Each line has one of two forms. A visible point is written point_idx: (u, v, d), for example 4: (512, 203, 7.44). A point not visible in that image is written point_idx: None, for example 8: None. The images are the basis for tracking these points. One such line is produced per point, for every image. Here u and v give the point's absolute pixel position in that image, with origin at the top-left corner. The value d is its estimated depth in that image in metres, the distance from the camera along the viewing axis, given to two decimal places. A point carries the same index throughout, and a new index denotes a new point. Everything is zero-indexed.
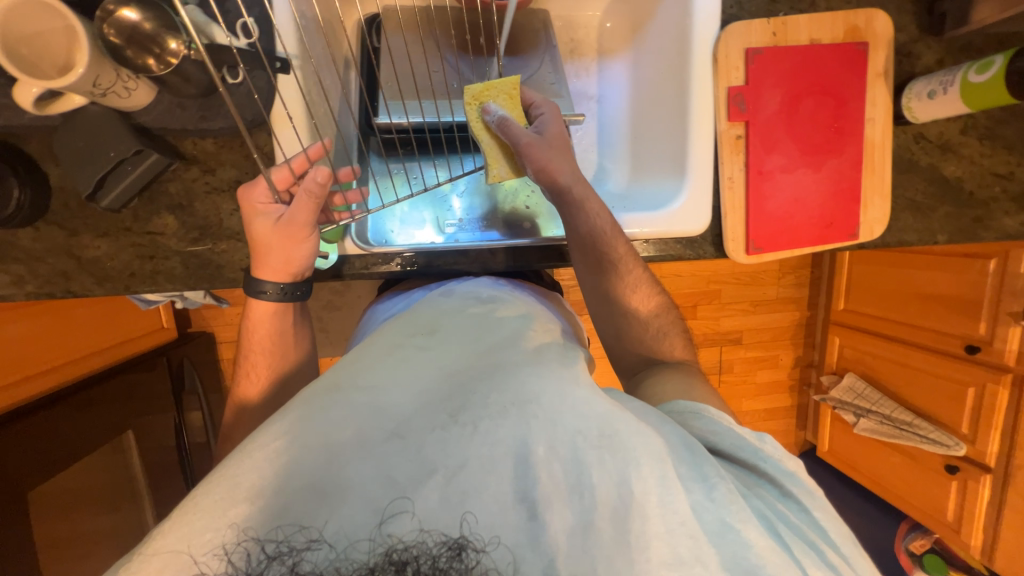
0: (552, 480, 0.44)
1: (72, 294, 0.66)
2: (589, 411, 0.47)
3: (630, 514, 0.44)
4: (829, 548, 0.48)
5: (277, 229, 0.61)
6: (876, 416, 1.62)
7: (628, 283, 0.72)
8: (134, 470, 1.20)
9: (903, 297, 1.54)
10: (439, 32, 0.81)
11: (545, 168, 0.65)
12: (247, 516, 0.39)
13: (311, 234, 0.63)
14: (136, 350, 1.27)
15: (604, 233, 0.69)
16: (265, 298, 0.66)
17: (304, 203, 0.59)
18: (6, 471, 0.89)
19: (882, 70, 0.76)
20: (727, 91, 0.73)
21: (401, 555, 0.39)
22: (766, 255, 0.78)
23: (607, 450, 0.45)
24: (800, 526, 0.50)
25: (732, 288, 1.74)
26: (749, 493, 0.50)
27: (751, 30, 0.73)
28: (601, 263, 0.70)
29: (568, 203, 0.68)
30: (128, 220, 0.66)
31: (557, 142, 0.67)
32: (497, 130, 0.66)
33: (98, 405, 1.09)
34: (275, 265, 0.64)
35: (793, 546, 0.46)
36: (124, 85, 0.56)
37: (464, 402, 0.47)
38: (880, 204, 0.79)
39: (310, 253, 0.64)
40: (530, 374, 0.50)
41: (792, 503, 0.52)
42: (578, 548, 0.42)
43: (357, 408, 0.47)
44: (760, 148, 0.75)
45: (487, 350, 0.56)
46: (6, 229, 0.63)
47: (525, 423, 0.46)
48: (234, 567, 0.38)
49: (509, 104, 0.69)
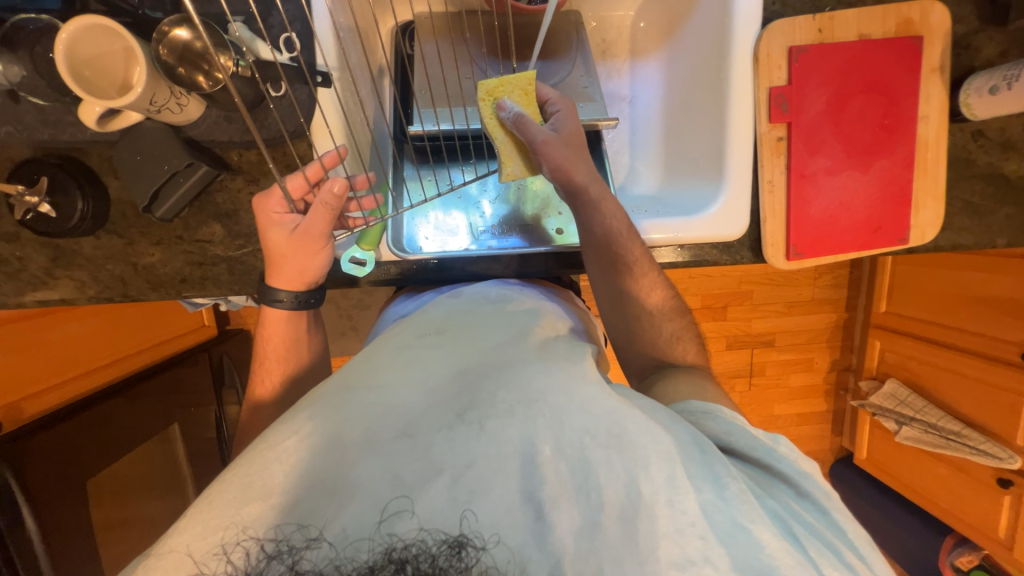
0: (558, 480, 0.44)
1: (129, 298, 0.70)
2: (595, 408, 0.48)
3: (638, 514, 0.43)
4: (846, 549, 0.47)
5: (292, 238, 0.63)
6: (919, 425, 1.54)
7: (643, 285, 0.71)
8: (179, 458, 1.27)
9: (951, 300, 1.46)
10: (470, 38, 0.82)
11: (561, 167, 0.65)
12: (253, 517, 0.41)
13: (326, 244, 0.64)
14: (180, 347, 1.33)
15: (620, 235, 0.68)
16: (276, 302, 0.68)
17: (321, 213, 0.61)
18: (64, 459, 0.95)
19: (938, 64, 0.72)
20: (769, 92, 0.71)
21: (400, 554, 0.39)
22: (807, 261, 0.75)
23: (615, 449, 0.45)
24: (817, 526, 0.48)
25: (764, 288, 1.69)
26: (763, 493, 0.49)
27: (796, 26, 0.70)
28: (615, 264, 0.69)
29: (584, 205, 0.68)
30: (180, 228, 0.69)
31: (571, 139, 0.67)
32: (512, 128, 0.65)
33: (146, 397, 1.15)
34: (291, 274, 0.66)
35: (809, 543, 0.46)
36: (177, 102, 0.59)
37: (471, 402, 0.48)
38: (933, 207, 0.75)
39: (326, 262, 0.66)
40: (537, 373, 0.52)
41: (808, 500, 0.51)
42: (586, 548, 0.43)
43: (365, 406, 0.48)
44: (803, 151, 0.72)
45: (494, 348, 0.57)
46: (70, 238, 0.68)
47: (532, 422, 0.46)
48: (234, 566, 0.38)
49: (524, 101, 0.68)
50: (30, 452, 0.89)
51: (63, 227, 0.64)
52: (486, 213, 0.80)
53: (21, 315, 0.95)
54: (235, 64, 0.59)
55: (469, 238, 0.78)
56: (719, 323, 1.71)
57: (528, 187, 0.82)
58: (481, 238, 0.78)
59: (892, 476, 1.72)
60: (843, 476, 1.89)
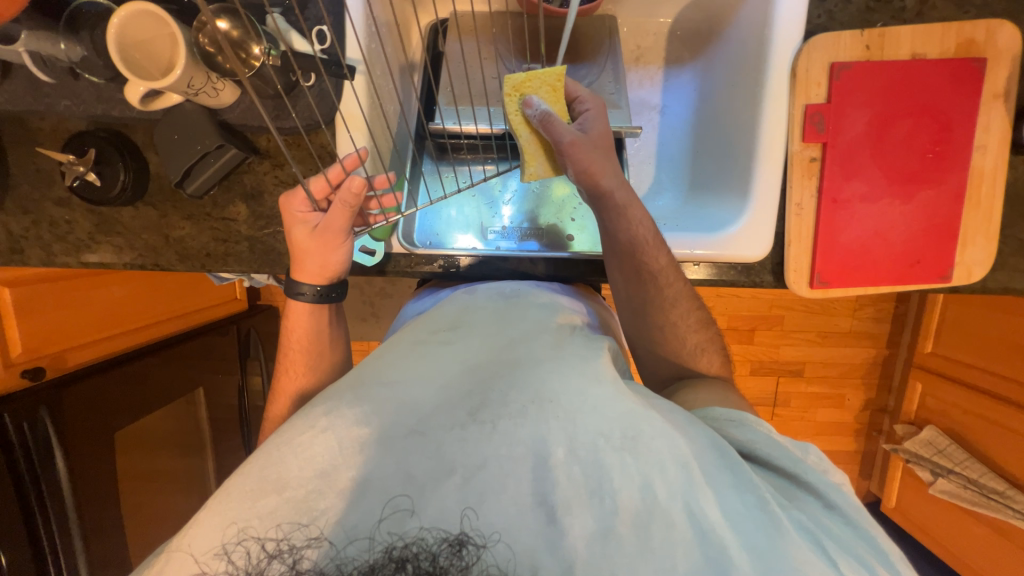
0: (571, 482, 0.42)
1: (159, 267, 0.75)
2: (610, 410, 0.46)
3: (653, 519, 0.41)
4: (879, 564, 0.44)
5: (314, 235, 0.65)
6: (957, 479, 1.41)
7: (667, 298, 0.68)
8: (201, 419, 1.34)
9: (1010, 347, 1.32)
10: (503, 38, 0.81)
11: (587, 171, 0.64)
12: (252, 515, 0.40)
13: (345, 240, 0.66)
14: (212, 316, 1.41)
15: (645, 243, 0.66)
16: (301, 296, 0.70)
17: (340, 210, 0.62)
18: (100, 411, 1.03)
19: (1003, 90, 0.66)
20: (805, 109, 0.67)
21: (401, 553, 0.39)
22: (833, 291, 0.71)
23: (629, 452, 0.43)
24: (846, 540, 0.45)
25: (797, 315, 1.61)
26: (789, 504, 0.46)
27: (840, 42, 0.66)
28: (639, 273, 0.67)
29: (609, 209, 0.66)
30: (209, 205, 0.73)
31: (600, 141, 0.66)
32: (538, 126, 0.64)
33: (178, 361, 1.22)
34: (313, 269, 0.68)
35: (838, 554, 0.43)
36: (213, 86, 0.62)
37: (484, 401, 0.47)
38: (984, 244, 0.69)
39: (345, 257, 0.68)
40: (550, 371, 0.50)
41: (841, 514, 0.48)
42: (599, 554, 0.40)
43: (382, 403, 0.47)
44: (837, 174, 0.68)
45: (509, 346, 0.56)
46: (112, 206, 0.73)
47: (545, 423, 0.44)
48: (234, 566, 0.39)
49: (551, 97, 0.66)
50: (66, 401, 0.96)
51: (106, 196, 0.69)
52: (506, 215, 0.80)
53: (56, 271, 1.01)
54: (266, 54, 0.61)
55: (479, 237, 0.78)
56: (745, 347, 1.64)
57: (549, 191, 0.82)
58: (491, 239, 0.78)
59: (922, 530, 1.60)
60: None
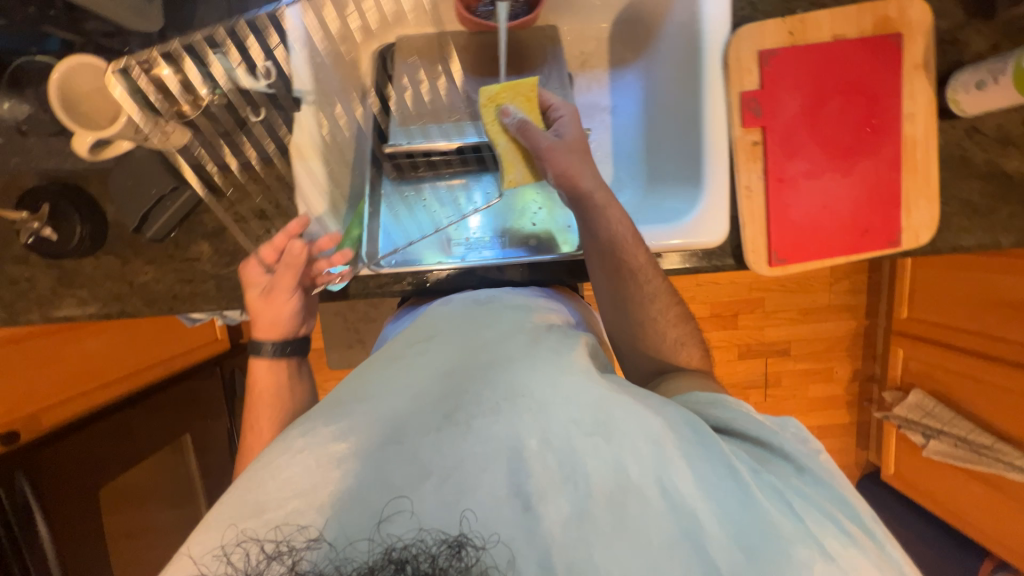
0: (545, 471, 0.42)
1: (126, 314, 0.74)
2: (581, 398, 0.45)
3: (627, 497, 0.41)
4: (846, 517, 0.45)
5: (261, 299, 0.69)
6: (948, 439, 1.44)
7: (648, 292, 0.70)
8: (192, 467, 1.30)
9: (976, 304, 1.35)
10: (451, 56, 0.83)
11: (566, 174, 0.67)
12: (251, 517, 0.40)
13: (293, 298, 0.70)
14: (197, 359, 1.34)
15: (625, 241, 0.67)
16: (263, 355, 0.72)
17: (286, 274, 0.67)
18: (78, 469, 1.00)
19: (922, 61, 0.70)
20: (740, 97, 0.70)
21: (400, 554, 0.38)
22: (792, 267, 0.73)
23: (602, 436, 0.43)
24: (814, 496, 0.46)
25: (776, 295, 1.64)
26: (760, 468, 0.47)
27: (765, 31, 0.69)
28: (620, 270, 0.68)
29: (589, 210, 0.68)
30: (171, 247, 0.73)
31: (576, 144, 0.68)
32: (516, 134, 0.68)
33: (161, 409, 1.20)
34: (265, 327, 0.71)
35: (808, 511, 0.44)
36: (163, 130, 0.64)
37: (459, 403, 0.46)
38: (927, 207, 0.72)
39: (295, 313, 0.71)
40: (522, 367, 0.49)
41: (810, 474, 0.49)
42: (574, 537, 0.40)
43: (360, 416, 0.47)
44: (779, 154, 0.70)
45: (484, 347, 0.55)
46: (72, 258, 0.72)
47: (518, 417, 0.44)
48: (234, 567, 0.38)
49: (526, 106, 0.70)
50: (42, 463, 0.93)
51: (64, 248, 0.69)
52: (473, 228, 0.82)
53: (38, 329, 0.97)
54: (212, 95, 0.66)
55: (445, 250, 0.79)
56: (730, 332, 1.67)
57: (512, 200, 0.83)
58: (458, 252, 0.79)
59: (923, 494, 1.61)
60: (870, 493, 1.80)
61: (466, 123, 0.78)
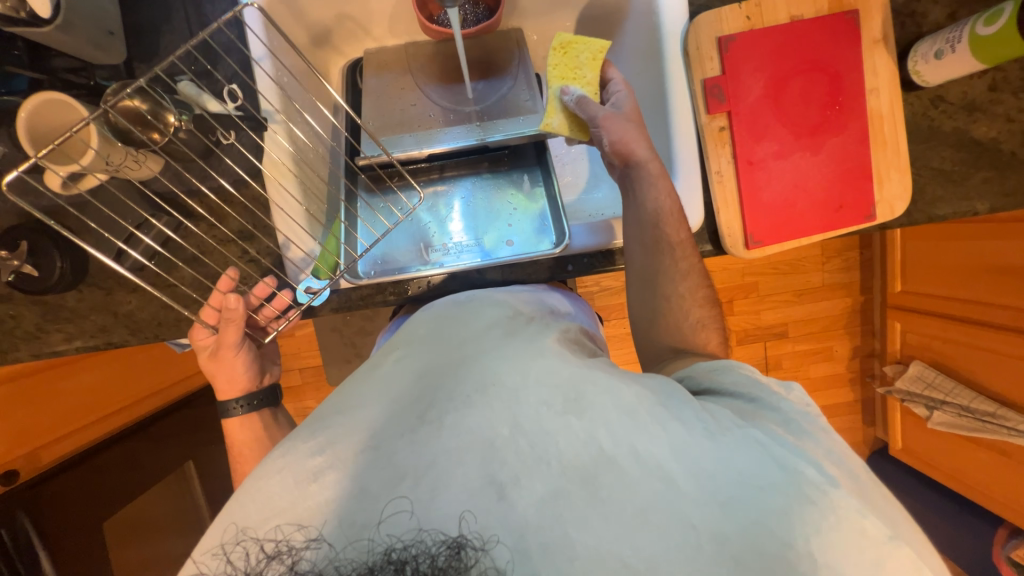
0: (518, 457, 0.42)
1: (113, 344, 0.75)
2: (552, 379, 0.47)
3: (601, 472, 0.42)
4: (827, 461, 0.45)
5: (213, 355, 0.73)
6: (952, 409, 1.43)
7: (680, 270, 0.65)
8: (198, 496, 1.29)
9: (966, 271, 1.34)
10: (418, 65, 0.84)
11: (623, 139, 0.64)
12: (247, 520, 0.41)
13: (239, 350, 0.73)
14: (197, 385, 1.34)
15: (668, 214, 0.64)
16: (233, 415, 0.75)
17: (230, 327, 0.70)
18: (79, 504, 1.00)
19: (881, 35, 0.70)
20: (703, 84, 0.71)
21: (400, 555, 0.37)
22: (770, 248, 0.73)
23: (573, 413, 0.44)
24: (799, 445, 0.45)
25: (768, 278, 1.65)
26: (746, 422, 0.47)
27: (722, 16, 0.70)
28: (658, 243, 0.64)
29: (642, 176, 0.65)
30: (152, 275, 0.74)
31: (633, 114, 0.67)
32: (574, 107, 0.68)
33: (163, 438, 1.19)
34: (225, 382, 0.75)
35: (791, 460, 0.43)
36: (134, 159, 0.64)
37: (432, 402, 0.47)
38: (899, 179, 0.72)
39: (247, 363, 0.75)
40: (494, 360, 0.51)
41: (793, 425, 0.48)
42: (547, 518, 0.40)
43: (337, 428, 0.47)
44: (747, 138, 0.71)
45: (460, 346, 0.56)
46: (55, 293, 0.73)
47: (490, 407, 0.45)
48: (234, 566, 0.38)
49: (591, 65, 0.71)
50: (45, 498, 0.94)
51: (45, 284, 0.69)
52: (455, 232, 0.81)
53: (23, 366, 0.95)
54: (179, 121, 0.65)
55: (424, 256, 0.79)
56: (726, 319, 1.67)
57: (487, 202, 0.83)
58: (437, 257, 0.79)
59: (932, 466, 1.60)
60: (881, 469, 1.79)
61: (439, 130, 0.79)
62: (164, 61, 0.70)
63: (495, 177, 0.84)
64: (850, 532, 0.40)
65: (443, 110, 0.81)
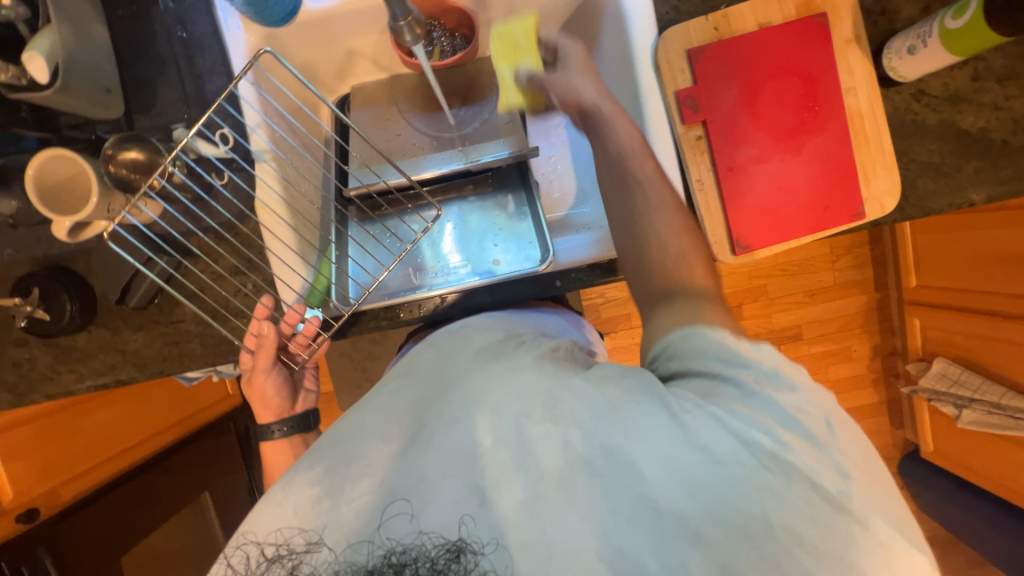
0: (501, 465, 0.43)
1: (120, 382, 0.78)
2: (530, 389, 0.46)
3: (580, 473, 0.42)
4: (787, 433, 0.40)
5: (250, 380, 0.74)
6: (981, 406, 1.35)
7: (657, 204, 0.55)
8: (214, 525, 1.30)
9: (980, 262, 1.30)
10: (403, 98, 0.87)
11: (568, 95, 0.64)
12: (251, 524, 0.45)
13: (272, 373, 0.74)
14: (216, 414, 1.37)
15: (631, 150, 0.57)
16: (272, 438, 0.75)
17: (263, 353, 0.71)
18: (97, 540, 1.02)
19: (853, 35, 0.71)
20: (676, 95, 0.71)
21: (400, 557, 0.41)
22: (759, 252, 0.72)
23: (550, 421, 0.44)
24: (766, 426, 0.41)
25: (777, 280, 1.62)
26: (706, 401, 0.42)
27: (690, 30, 0.71)
28: (624, 183, 0.56)
29: (600, 124, 0.60)
30: (156, 313, 0.77)
31: (580, 66, 0.66)
32: (528, 83, 0.72)
33: (179, 469, 1.21)
34: (264, 406, 0.75)
35: (750, 435, 0.40)
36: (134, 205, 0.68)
37: (424, 418, 0.48)
38: (886, 175, 0.71)
39: (280, 384, 0.75)
40: (478, 374, 0.50)
41: (753, 398, 0.42)
42: (531, 521, 0.41)
43: (334, 446, 0.49)
44: (724, 145, 0.71)
45: (446, 361, 0.55)
46: (67, 335, 0.76)
47: (471, 420, 0.45)
48: (236, 568, 0.43)
49: (527, 39, 0.73)
50: (62, 534, 0.95)
51: (57, 326, 0.72)
52: (447, 253, 0.83)
53: (38, 410, 0.99)
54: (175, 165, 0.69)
55: (416, 278, 0.81)
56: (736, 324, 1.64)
57: (478, 222, 0.85)
58: (428, 279, 0.81)
59: (969, 469, 1.51)
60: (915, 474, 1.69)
61: (423, 158, 0.81)
62: (161, 112, 0.74)
63: (481, 201, 0.86)
64: (818, 508, 0.39)
65: (426, 139, 0.84)
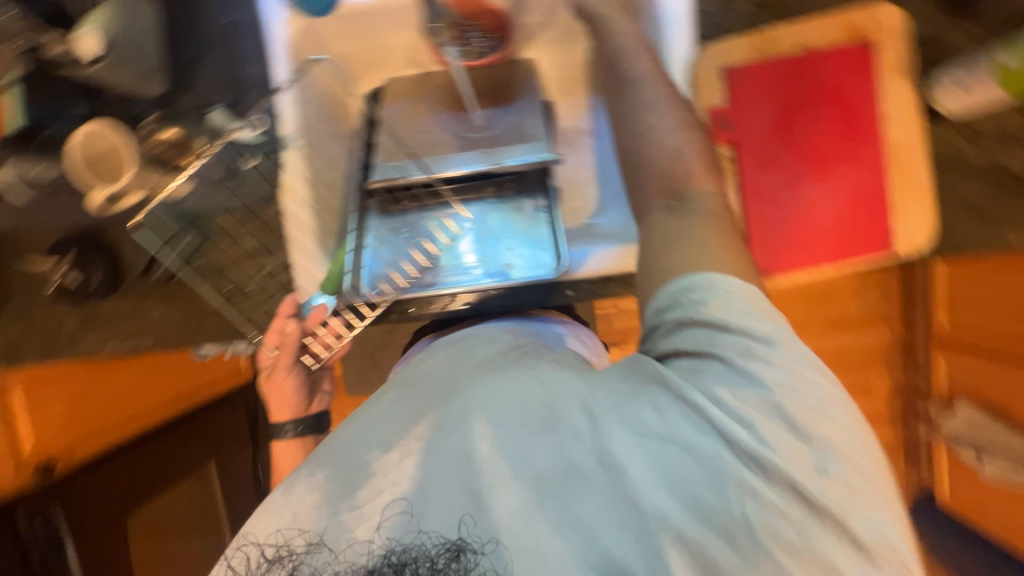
0: (497, 471, 0.43)
1: (139, 350, 0.81)
2: (527, 398, 0.45)
3: (572, 481, 0.42)
4: (771, 420, 0.39)
5: (269, 379, 0.77)
6: (1003, 457, 1.28)
7: (647, 102, 0.58)
8: (217, 496, 1.27)
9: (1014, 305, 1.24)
10: (431, 93, 0.85)
11: None
12: (253, 528, 0.47)
13: (289, 373, 0.76)
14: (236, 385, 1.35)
15: (625, 51, 0.61)
16: (284, 438, 0.77)
17: (285, 351, 0.75)
18: (102, 497, 1.06)
19: (898, 65, 0.68)
20: (708, 113, 0.70)
21: (399, 557, 0.42)
22: (777, 278, 0.71)
23: (546, 430, 0.43)
24: (752, 414, 0.39)
25: (799, 306, 1.57)
26: (690, 378, 0.41)
27: (726, 47, 0.70)
28: (618, 81, 0.61)
29: (598, 31, 0.64)
30: (177, 287, 0.80)
31: None
32: None
33: (190, 436, 1.23)
34: (280, 407, 0.77)
35: (729, 427, 0.39)
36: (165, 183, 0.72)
37: (428, 409, 0.49)
38: (918, 208, 0.70)
39: (297, 385, 0.77)
40: (477, 379, 0.49)
41: (739, 372, 0.40)
42: (527, 525, 0.41)
43: (336, 446, 0.50)
44: (753, 168, 0.70)
45: (449, 360, 0.55)
46: (95, 301, 0.80)
47: (467, 424, 0.45)
48: (238, 569, 0.45)
49: None
50: (75, 488, 1.01)
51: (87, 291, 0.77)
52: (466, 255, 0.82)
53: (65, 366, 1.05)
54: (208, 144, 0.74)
55: (430, 276, 0.80)
56: None
57: (500, 225, 0.82)
58: (442, 276, 0.81)
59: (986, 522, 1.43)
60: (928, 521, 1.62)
61: (448, 154, 0.77)
62: (199, 94, 0.78)
63: (501, 203, 0.83)
64: (797, 508, 0.38)
65: (454, 137, 0.80)
